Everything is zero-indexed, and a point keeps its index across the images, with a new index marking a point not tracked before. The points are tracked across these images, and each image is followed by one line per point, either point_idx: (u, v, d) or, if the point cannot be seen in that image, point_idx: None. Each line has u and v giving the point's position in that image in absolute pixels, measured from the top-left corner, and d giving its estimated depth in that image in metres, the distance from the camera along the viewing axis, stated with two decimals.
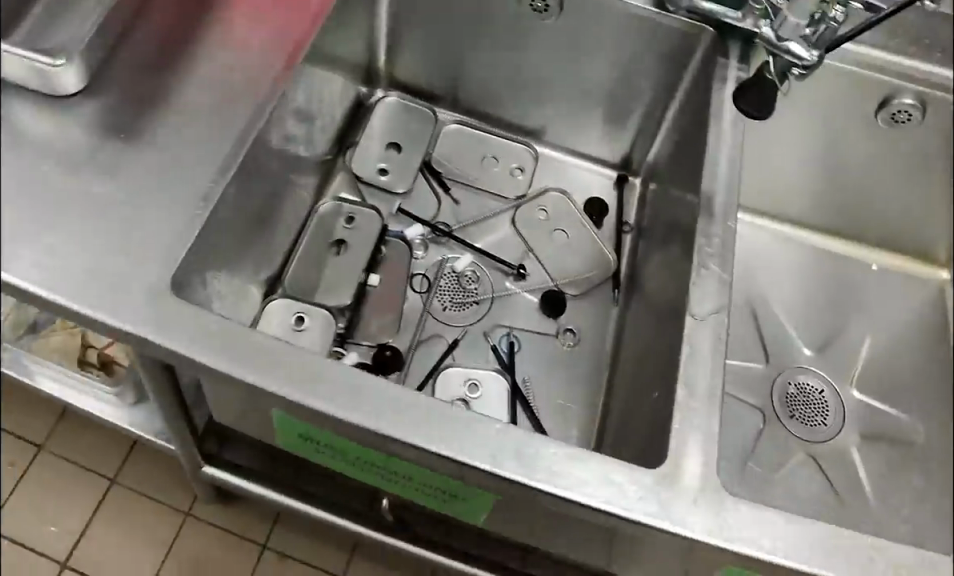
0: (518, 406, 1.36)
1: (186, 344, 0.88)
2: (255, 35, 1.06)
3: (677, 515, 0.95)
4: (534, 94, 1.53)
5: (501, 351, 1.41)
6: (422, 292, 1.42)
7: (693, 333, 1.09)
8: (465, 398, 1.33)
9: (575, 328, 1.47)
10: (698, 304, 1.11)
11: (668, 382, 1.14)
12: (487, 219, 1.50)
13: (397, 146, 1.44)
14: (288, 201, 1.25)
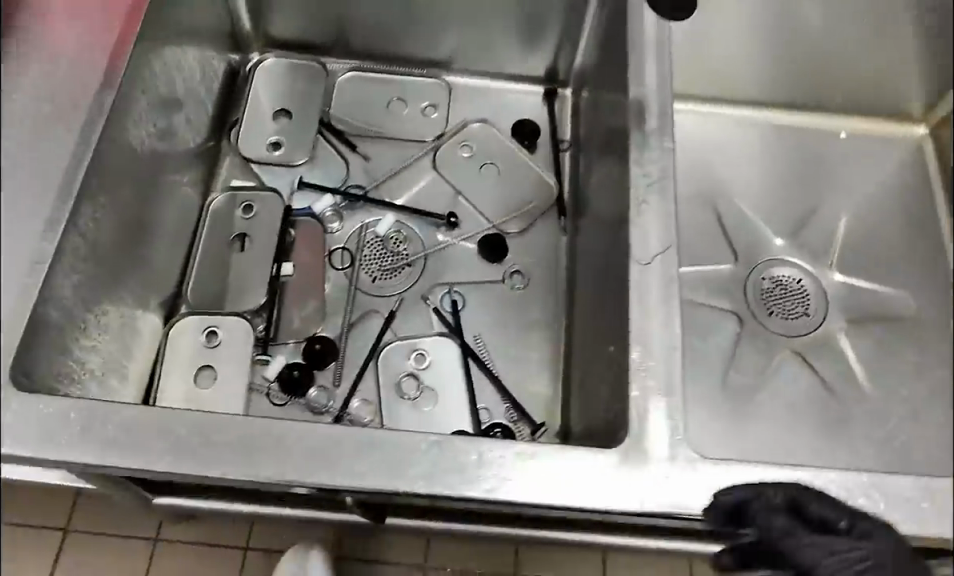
0: (472, 364, 1.29)
1: (38, 446, 0.79)
2: (59, 53, 0.94)
3: (647, 497, 0.83)
4: (431, 23, 1.37)
5: (444, 312, 1.31)
6: (345, 267, 1.32)
7: (640, 283, 0.95)
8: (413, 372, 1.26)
9: (522, 268, 1.36)
10: (640, 247, 0.97)
11: (611, 333, 1.01)
12: (406, 169, 1.39)
13: (288, 114, 1.39)
14: (166, 206, 1.19)
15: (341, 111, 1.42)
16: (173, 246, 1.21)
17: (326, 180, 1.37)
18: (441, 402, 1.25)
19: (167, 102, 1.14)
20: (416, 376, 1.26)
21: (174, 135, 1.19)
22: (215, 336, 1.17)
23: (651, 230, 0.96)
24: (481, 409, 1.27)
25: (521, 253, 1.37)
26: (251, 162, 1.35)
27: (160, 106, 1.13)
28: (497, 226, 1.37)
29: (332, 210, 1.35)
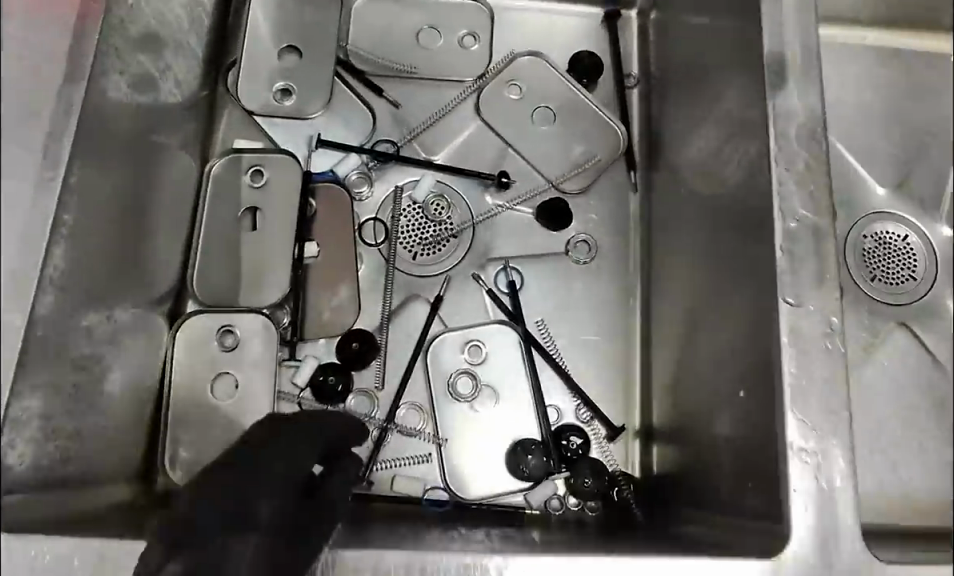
0: (534, 354, 1.11)
1: None
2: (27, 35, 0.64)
3: None
4: None
5: (500, 294, 1.11)
6: (379, 243, 1.10)
7: (792, 316, 0.71)
8: (468, 368, 1.08)
9: (589, 236, 1.15)
10: (786, 266, 0.73)
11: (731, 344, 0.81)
12: (444, 117, 1.14)
13: (297, 53, 1.12)
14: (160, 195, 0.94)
15: (362, 47, 1.15)
16: (174, 234, 0.98)
17: (349, 133, 1.11)
18: (503, 406, 1.08)
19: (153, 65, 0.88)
20: (471, 373, 1.09)
21: (157, 102, 0.94)
22: (231, 336, 1.00)
23: (804, 240, 0.73)
24: (549, 408, 1.10)
25: (586, 216, 1.15)
26: (255, 116, 1.09)
27: (137, 71, 0.87)
28: (558, 187, 1.14)
29: (359, 172, 1.10)
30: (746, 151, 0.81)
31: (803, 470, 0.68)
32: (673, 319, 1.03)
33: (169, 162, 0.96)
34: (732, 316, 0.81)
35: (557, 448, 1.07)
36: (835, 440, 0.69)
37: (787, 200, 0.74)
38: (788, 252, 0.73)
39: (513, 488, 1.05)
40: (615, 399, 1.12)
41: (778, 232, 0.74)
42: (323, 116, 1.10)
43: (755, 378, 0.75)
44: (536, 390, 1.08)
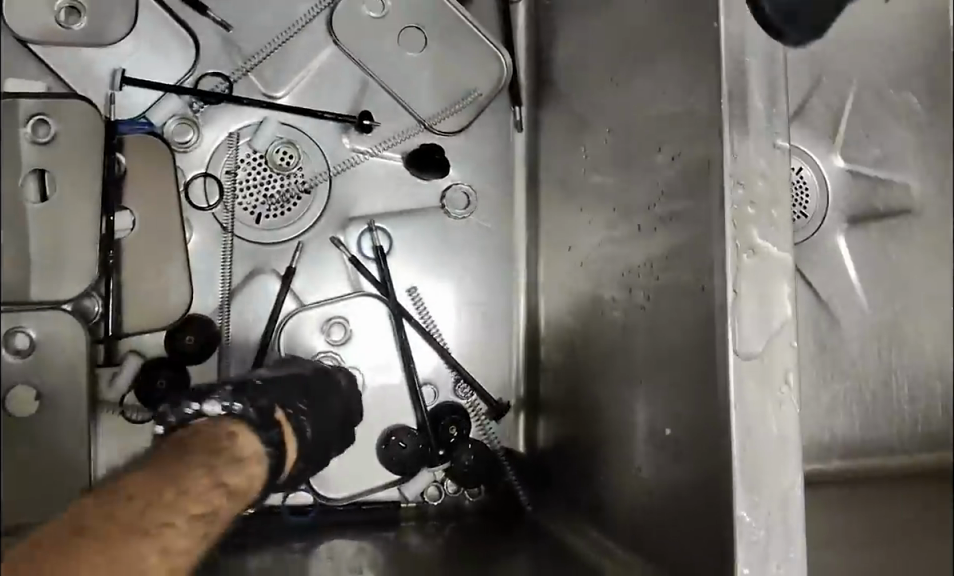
0: (407, 326, 0.95)
1: None
2: None
3: None
4: None
5: (364, 259, 0.94)
6: (214, 204, 0.91)
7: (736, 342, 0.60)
8: (331, 350, 0.93)
9: (468, 187, 0.99)
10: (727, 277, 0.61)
11: (654, 351, 0.70)
12: (290, 42, 0.93)
13: None
14: None
15: None
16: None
17: (161, 66, 0.90)
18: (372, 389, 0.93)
19: None
20: (334, 356, 0.93)
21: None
22: (23, 337, 0.80)
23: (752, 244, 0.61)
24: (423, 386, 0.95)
25: (462, 158, 0.99)
26: (28, 45, 0.85)
27: None
28: (430, 127, 0.96)
29: (180, 119, 0.91)
30: (686, 118, 0.67)
31: (750, 550, 0.58)
32: (569, 284, 0.90)
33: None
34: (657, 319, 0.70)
35: (435, 432, 0.92)
36: (789, 479, 0.59)
37: (738, 189, 0.62)
38: (752, 261, 0.60)
39: (385, 484, 0.92)
40: (505, 366, 0.98)
41: (730, 229, 0.61)
42: (132, 43, 0.89)
43: (692, 400, 0.64)
44: (411, 369, 0.93)
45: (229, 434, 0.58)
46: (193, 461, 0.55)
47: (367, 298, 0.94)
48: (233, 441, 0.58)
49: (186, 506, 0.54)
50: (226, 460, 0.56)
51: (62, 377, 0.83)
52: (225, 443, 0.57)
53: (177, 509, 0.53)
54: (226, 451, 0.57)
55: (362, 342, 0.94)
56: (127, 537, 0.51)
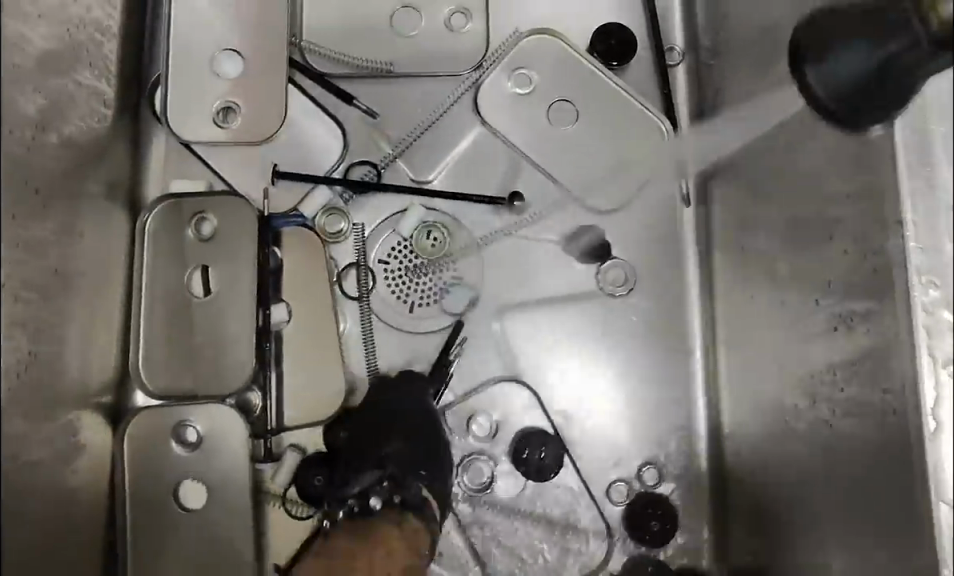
0: (530, 429, 0.88)
1: None
2: None
3: None
4: None
5: (521, 346, 0.90)
6: (366, 295, 0.90)
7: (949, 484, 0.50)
8: (480, 451, 0.88)
9: (626, 264, 0.92)
10: (933, 401, 0.50)
11: (846, 470, 0.61)
12: (435, 124, 0.94)
13: (237, 53, 0.91)
14: (81, 268, 0.76)
15: (319, 42, 0.93)
16: (112, 318, 0.81)
17: (312, 158, 0.91)
18: (510, 471, 0.88)
19: (32, 111, 0.68)
20: (491, 454, 0.88)
21: (70, 131, 0.75)
22: (192, 430, 0.83)
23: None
24: (570, 480, 0.88)
25: (626, 234, 0.93)
26: (192, 147, 0.90)
27: (21, 125, 0.66)
28: (583, 204, 0.92)
29: (331, 210, 0.91)
30: (854, 203, 0.58)
31: None
32: (755, 379, 0.82)
33: (99, 216, 0.80)
34: (851, 434, 0.60)
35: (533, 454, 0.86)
36: None
37: (929, 288, 0.51)
38: (952, 375, 0.50)
39: (512, 530, 0.87)
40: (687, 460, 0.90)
41: (922, 337, 0.51)
42: (285, 136, 0.91)
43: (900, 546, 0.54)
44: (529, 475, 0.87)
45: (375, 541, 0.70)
46: (388, 530, 0.71)
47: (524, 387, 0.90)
48: (414, 534, 0.73)
49: (392, 558, 0.69)
50: (403, 531, 0.72)
51: (225, 464, 0.83)
52: (390, 524, 0.72)
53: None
54: (397, 534, 0.71)
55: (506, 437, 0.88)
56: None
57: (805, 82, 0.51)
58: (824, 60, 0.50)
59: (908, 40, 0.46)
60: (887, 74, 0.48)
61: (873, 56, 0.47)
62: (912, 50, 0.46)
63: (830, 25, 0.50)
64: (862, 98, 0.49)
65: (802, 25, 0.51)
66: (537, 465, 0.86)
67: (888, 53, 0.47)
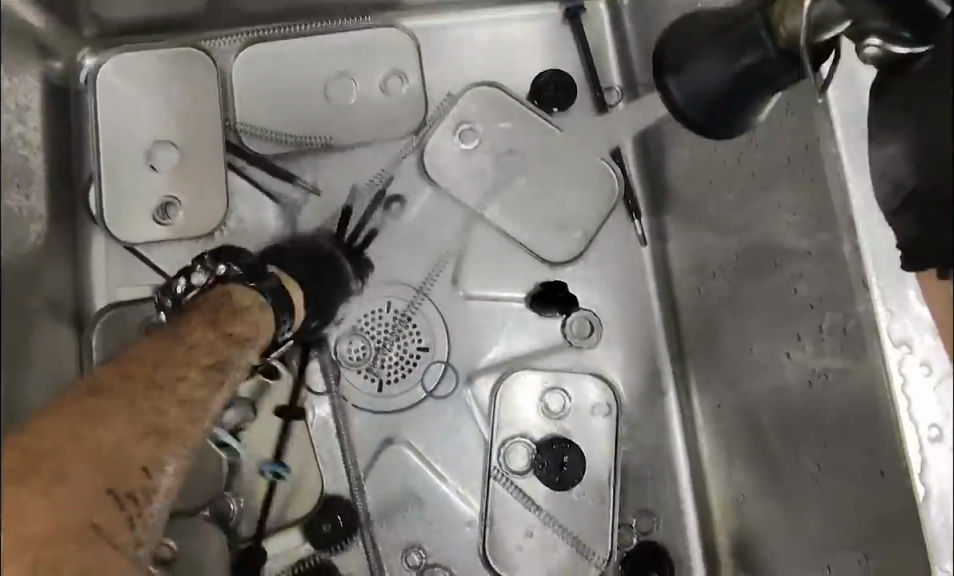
0: (560, 438, 0.87)
1: None
2: None
3: None
4: None
5: (500, 409, 0.88)
6: (332, 376, 0.87)
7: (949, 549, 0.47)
8: (507, 476, 0.86)
9: (592, 313, 0.90)
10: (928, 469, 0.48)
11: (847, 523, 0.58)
12: (382, 193, 0.91)
13: (171, 144, 0.88)
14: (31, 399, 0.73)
15: (254, 124, 0.91)
16: None
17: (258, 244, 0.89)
18: (532, 480, 0.86)
19: None
20: (511, 484, 0.86)
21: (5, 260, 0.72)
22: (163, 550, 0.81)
23: None
24: (574, 526, 0.85)
25: (588, 282, 0.91)
26: (135, 249, 0.88)
27: None
28: (541, 257, 0.90)
29: None
30: (814, 258, 0.57)
31: None
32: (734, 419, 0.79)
33: (46, 340, 0.77)
34: (848, 492, 0.58)
35: (551, 456, 0.85)
36: None
37: (904, 351, 0.49)
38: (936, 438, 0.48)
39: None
40: (677, 505, 0.87)
41: (904, 405, 0.49)
42: (232, 224, 0.89)
43: None
44: (561, 482, 0.85)
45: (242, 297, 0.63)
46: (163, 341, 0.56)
47: (512, 443, 0.87)
48: (232, 299, 0.61)
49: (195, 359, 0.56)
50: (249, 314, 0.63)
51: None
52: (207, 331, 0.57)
53: (136, 404, 0.52)
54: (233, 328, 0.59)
55: (531, 455, 0.87)
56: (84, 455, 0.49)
57: (670, 92, 0.55)
58: (683, 70, 0.54)
59: (761, 55, 0.49)
60: (739, 84, 0.51)
61: (723, 67, 0.51)
62: (768, 65, 0.49)
63: (696, 41, 0.53)
64: (724, 111, 0.53)
65: (665, 34, 0.57)
66: (554, 466, 0.85)
67: (742, 66, 0.50)
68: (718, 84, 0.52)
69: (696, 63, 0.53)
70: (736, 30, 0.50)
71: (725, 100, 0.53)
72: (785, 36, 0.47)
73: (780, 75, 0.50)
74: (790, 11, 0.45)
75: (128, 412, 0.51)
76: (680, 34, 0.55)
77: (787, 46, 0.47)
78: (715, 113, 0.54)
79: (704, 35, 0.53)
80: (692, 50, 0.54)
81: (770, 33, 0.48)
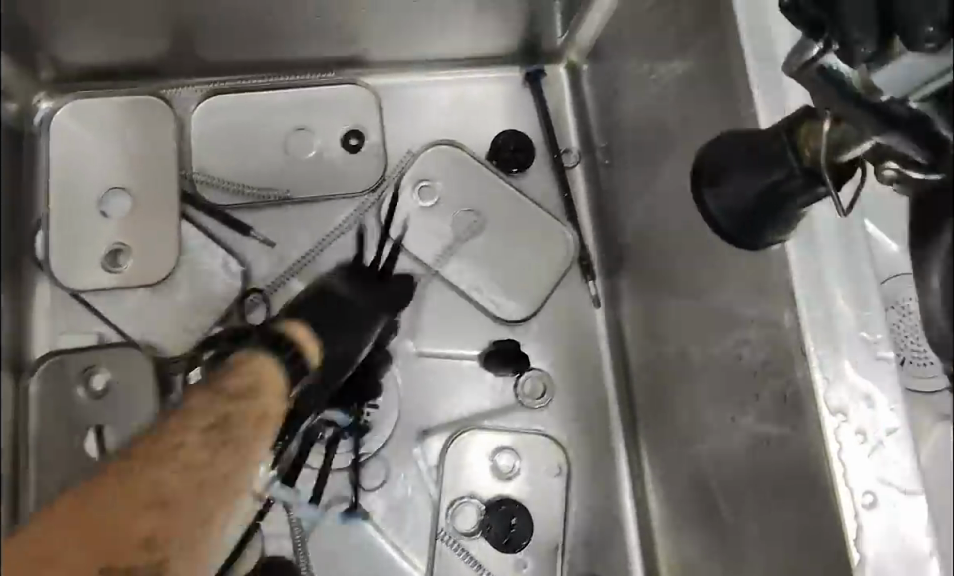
0: (509, 499, 0.86)
1: None
2: None
3: None
4: (333, 16, 0.84)
5: (450, 469, 0.86)
6: None
7: None
8: (455, 537, 0.85)
9: (542, 372, 0.90)
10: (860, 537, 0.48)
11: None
12: (338, 248, 0.91)
13: (122, 190, 0.88)
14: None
15: (211, 174, 0.90)
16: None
17: (210, 295, 0.88)
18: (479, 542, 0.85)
19: None
20: (458, 546, 0.84)
21: None
22: None
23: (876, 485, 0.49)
24: None
25: (541, 342, 0.91)
26: (82, 296, 0.86)
27: None
28: (495, 316, 0.90)
29: None
30: (757, 324, 0.57)
31: None
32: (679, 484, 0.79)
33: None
34: (788, 558, 0.57)
35: (498, 516, 0.84)
36: None
37: (841, 419, 0.50)
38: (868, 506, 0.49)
39: None
40: (625, 568, 0.86)
41: (840, 474, 0.49)
42: (184, 274, 0.88)
43: None
44: (509, 544, 0.84)
45: (239, 367, 0.62)
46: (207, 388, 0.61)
47: (461, 502, 0.86)
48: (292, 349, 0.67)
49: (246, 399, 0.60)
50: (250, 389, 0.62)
51: None
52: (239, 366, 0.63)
53: (182, 469, 0.56)
54: (227, 396, 0.60)
55: (480, 516, 0.85)
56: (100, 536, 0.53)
57: (703, 206, 0.51)
58: (718, 182, 0.49)
59: (788, 171, 0.46)
60: (767, 201, 0.48)
61: (755, 181, 0.47)
62: (793, 181, 0.46)
63: (717, 154, 0.49)
64: (751, 222, 0.49)
65: (708, 142, 0.51)
66: (502, 528, 0.84)
67: (770, 182, 0.47)
68: (750, 201, 0.48)
69: (727, 176, 0.49)
70: (767, 145, 0.47)
71: (767, 217, 0.48)
72: (810, 157, 0.45)
73: (814, 195, 0.46)
74: (815, 133, 0.44)
75: (175, 477, 0.55)
76: (719, 144, 0.50)
77: (811, 166, 0.45)
78: (742, 229, 0.50)
79: (732, 142, 0.49)
80: (736, 167, 0.48)
81: (798, 152, 0.45)
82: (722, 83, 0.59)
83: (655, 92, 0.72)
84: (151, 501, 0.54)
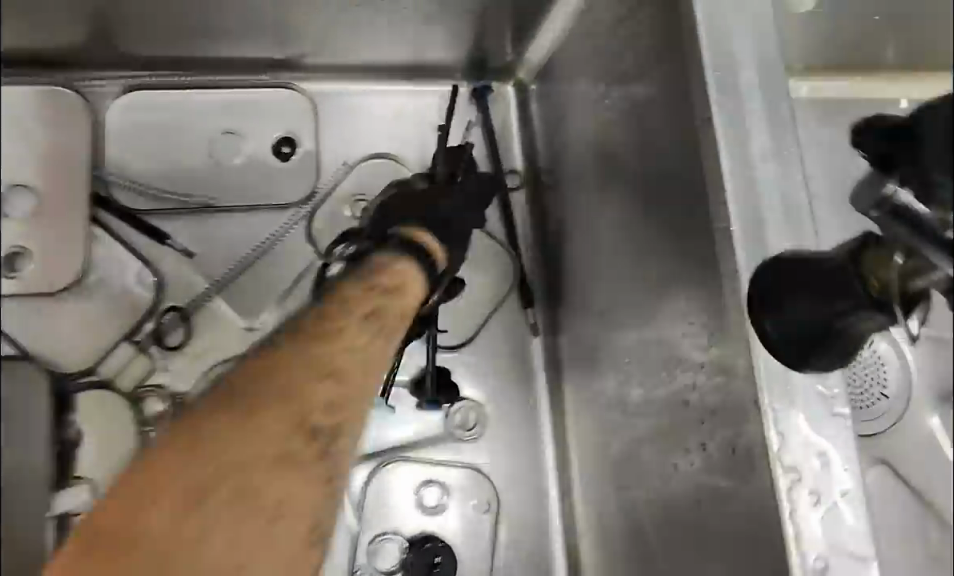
0: (434, 536, 0.81)
1: None
2: None
3: None
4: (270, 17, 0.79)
5: (372, 502, 0.81)
6: None
7: None
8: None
9: (474, 401, 0.85)
10: None
11: None
12: (265, 262, 0.85)
13: (26, 188, 0.80)
14: None
15: (130, 176, 0.84)
16: None
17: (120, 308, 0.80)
18: None
19: None
20: None
21: None
22: None
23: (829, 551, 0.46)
24: None
25: (476, 370, 0.86)
26: None
27: None
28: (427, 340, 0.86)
29: (133, 359, 0.79)
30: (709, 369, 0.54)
31: None
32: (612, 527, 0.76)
33: None
34: None
35: (422, 555, 0.79)
36: None
37: (795, 478, 0.47)
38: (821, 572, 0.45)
39: None
40: None
41: (791, 538, 0.46)
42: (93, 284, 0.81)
43: None
44: None
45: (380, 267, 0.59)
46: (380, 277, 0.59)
47: (382, 539, 0.80)
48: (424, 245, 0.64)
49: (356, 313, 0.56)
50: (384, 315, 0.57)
51: None
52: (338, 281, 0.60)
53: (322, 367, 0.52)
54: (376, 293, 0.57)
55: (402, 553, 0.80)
56: (170, 466, 0.47)
57: (761, 336, 0.48)
58: (778, 313, 0.47)
59: (854, 301, 0.44)
60: (830, 331, 0.45)
61: (819, 309, 0.45)
62: (859, 311, 0.44)
63: (773, 281, 0.47)
64: (811, 354, 0.46)
65: (757, 270, 0.49)
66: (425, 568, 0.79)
67: (834, 312, 0.45)
68: (817, 330, 0.46)
69: (788, 304, 0.46)
70: (834, 272, 0.45)
71: (836, 354, 0.46)
72: (878, 287, 0.42)
73: (881, 323, 0.44)
74: (884, 259, 0.42)
75: (277, 415, 0.49)
76: (771, 269, 0.48)
77: (881, 296, 0.43)
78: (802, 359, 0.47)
79: (788, 265, 0.47)
80: (798, 294, 0.46)
81: (863, 281, 0.43)
82: (683, 113, 0.56)
83: (609, 118, 0.68)
84: (238, 415, 0.49)
